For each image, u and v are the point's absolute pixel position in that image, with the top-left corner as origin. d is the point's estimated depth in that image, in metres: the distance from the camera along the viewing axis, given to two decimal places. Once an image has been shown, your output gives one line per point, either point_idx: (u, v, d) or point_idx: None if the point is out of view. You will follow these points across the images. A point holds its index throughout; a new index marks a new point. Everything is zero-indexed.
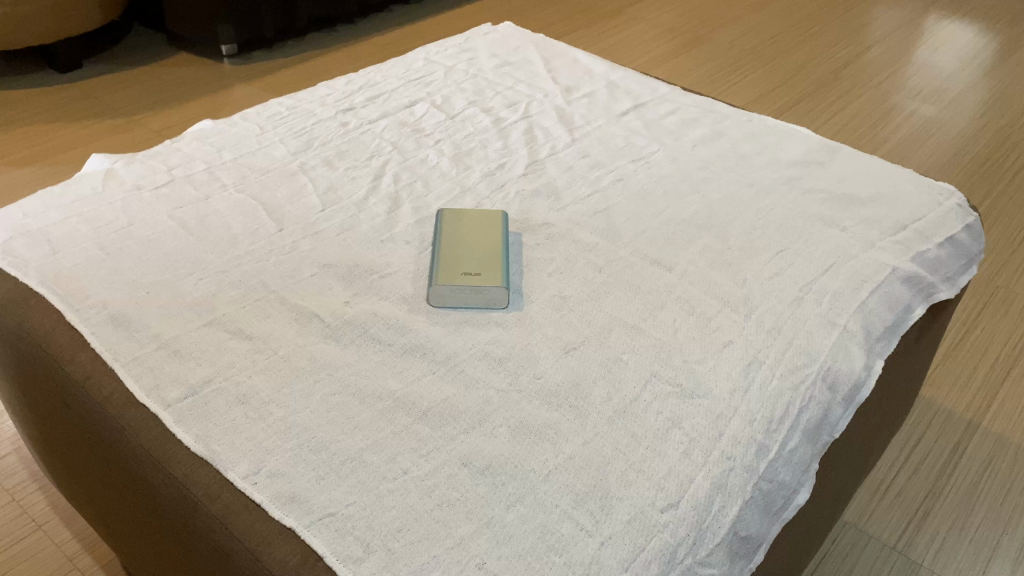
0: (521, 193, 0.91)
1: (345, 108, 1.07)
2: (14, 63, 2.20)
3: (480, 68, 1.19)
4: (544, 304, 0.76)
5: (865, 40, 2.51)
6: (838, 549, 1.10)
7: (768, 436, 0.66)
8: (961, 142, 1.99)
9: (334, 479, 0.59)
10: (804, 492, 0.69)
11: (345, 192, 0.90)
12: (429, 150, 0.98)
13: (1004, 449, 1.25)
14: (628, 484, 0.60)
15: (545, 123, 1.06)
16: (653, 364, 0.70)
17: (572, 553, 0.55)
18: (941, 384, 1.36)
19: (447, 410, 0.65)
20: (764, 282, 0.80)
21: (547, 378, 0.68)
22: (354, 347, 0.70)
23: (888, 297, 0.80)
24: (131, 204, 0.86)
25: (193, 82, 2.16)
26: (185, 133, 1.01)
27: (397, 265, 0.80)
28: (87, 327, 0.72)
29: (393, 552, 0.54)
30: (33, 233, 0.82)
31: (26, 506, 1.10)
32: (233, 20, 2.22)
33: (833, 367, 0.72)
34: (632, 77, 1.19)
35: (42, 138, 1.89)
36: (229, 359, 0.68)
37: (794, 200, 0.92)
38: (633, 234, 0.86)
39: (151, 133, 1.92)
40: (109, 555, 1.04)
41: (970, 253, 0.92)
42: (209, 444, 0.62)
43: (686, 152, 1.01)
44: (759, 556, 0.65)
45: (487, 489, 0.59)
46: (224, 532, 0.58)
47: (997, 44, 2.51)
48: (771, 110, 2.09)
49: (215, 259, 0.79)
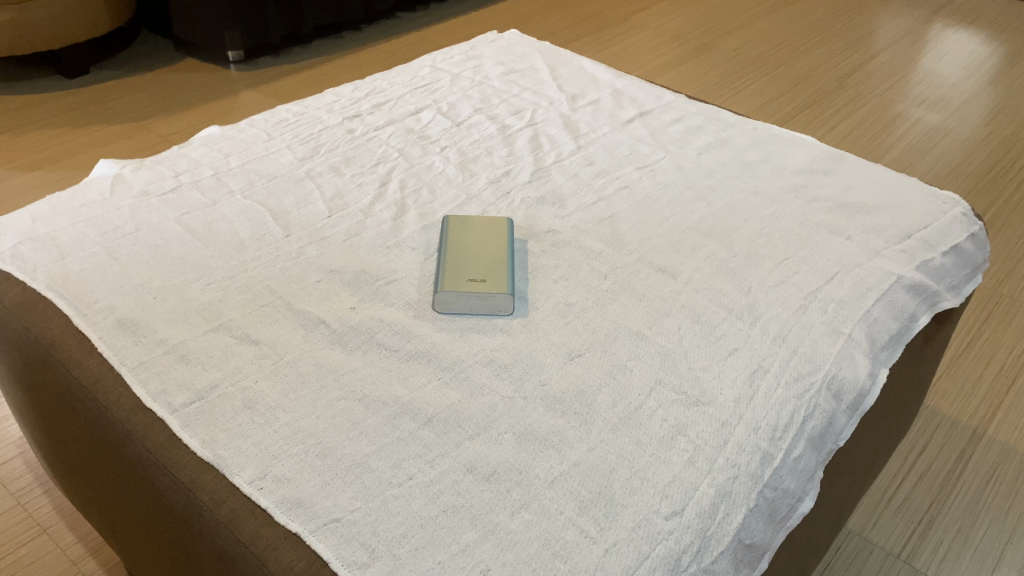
0: (526, 199, 0.92)
1: (351, 115, 1.07)
2: (21, 68, 2.21)
3: (485, 76, 1.20)
4: (549, 311, 0.76)
5: (869, 48, 2.51)
6: (842, 557, 1.10)
7: (774, 444, 0.66)
8: (966, 150, 2.00)
9: (339, 484, 0.59)
10: (808, 500, 0.69)
11: (353, 199, 0.91)
12: (435, 157, 0.99)
13: (1010, 458, 1.25)
14: (633, 492, 0.60)
15: (550, 131, 1.07)
16: (658, 371, 0.70)
17: (577, 560, 0.55)
18: (945, 393, 1.36)
19: (453, 416, 0.65)
20: (769, 289, 0.80)
21: (552, 385, 0.68)
22: (360, 353, 0.70)
23: (892, 306, 0.80)
24: (139, 210, 0.87)
25: (200, 87, 2.17)
26: (193, 138, 1.01)
27: (404, 271, 0.80)
28: (95, 332, 0.72)
29: (398, 558, 0.54)
30: (42, 238, 0.83)
31: (32, 510, 1.11)
32: (239, 25, 2.23)
33: (837, 375, 0.72)
34: (638, 85, 1.20)
35: (49, 142, 1.91)
36: (236, 364, 0.69)
37: (799, 208, 0.92)
38: (639, 241, 0.86)
39: (157, 138, 1.93)
40: (113, 559, 1.04)
41: (975, 262, 0.92)
42: (215, 449, 0.62)
43: (691, 160, 1.01)
44: (763, 564, 0.65)
45: (493, 495, 0.59)
46: (229, 538, 0.59)
47: (1002, 52, 2.52)
48: (775, 118, 2.09)
49: (222, 264, 0.80)
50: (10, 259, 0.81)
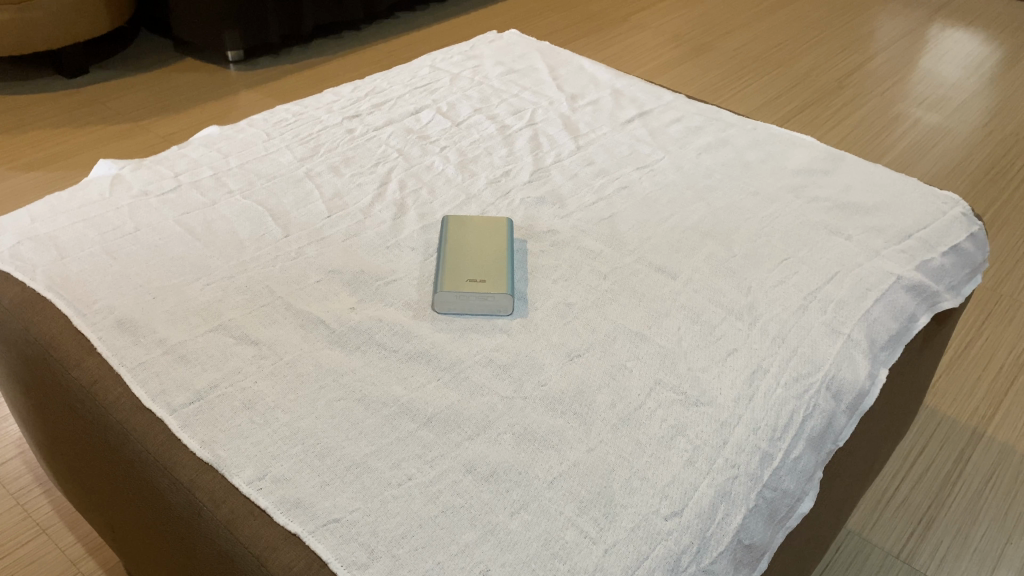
0: (526, 199, 0.92)
1: (351, 115, 1.07)
2: (21, 68, 2.21)
3: (485, 75, 1.20)
4: (549, 311, 0.76)
5: (869, 48, 2.51)
6: (842, 557, 1.10)
7: (773, 445, 0.66)
8: (966, 150, 2.00)
9: (338, 485, 0.59)
10: (808, 500, 0.69)
11: (352, 199, 0.91)
12: (435, 157, 0.99)
13: (1009, 458, 1.25)
14: (633, 492, 0.60)
15: (550, 131, 1.07)
16: (658, 372, 0.70)
17: (576, 560, 0.55)
18: (945, 393, 1.36)
19: (452, 416, 0.65)
20: (769, 289, 0.80)
21: (551, 385, 0.68)
22: (360, 353, 0.70)
23: (891, 306, 0.80)
24: (139, 210, 0.87)
25: (199, 86, 2.17)
26: (193, 138, 1.01)
27: (403, 271, 0.80)
28: (94, 332, 0.72)
29: (398, 558, 0.54)
30: (41, 238, 0.83)
31: (31, 510, 1.11)
32: (239, 25, 2.23)
33: (837, 375, 0.72)
34: (638, 85, 1.20)
35: (49, 142, 1.91)
36: (235, 365, 0.69)
37: (799, 208, 0.92)
38: (638, 242, 0.86)
39: (157, 138, 1.93)
40: (112, 559, 1.04)
41: (975, 262, 0.92)
42: (215, 449, 0.62)
43: (691, 160, 1.01)
44: (762, 564, 0.65)
45: (492, 495, 0.59)
46: (229, 538, 0.59)
47: (1002, 52, 2.52)
48: (775, 118, 2.09)
49: (221, 264, 0.80)
50: (9, 259, 0.81)
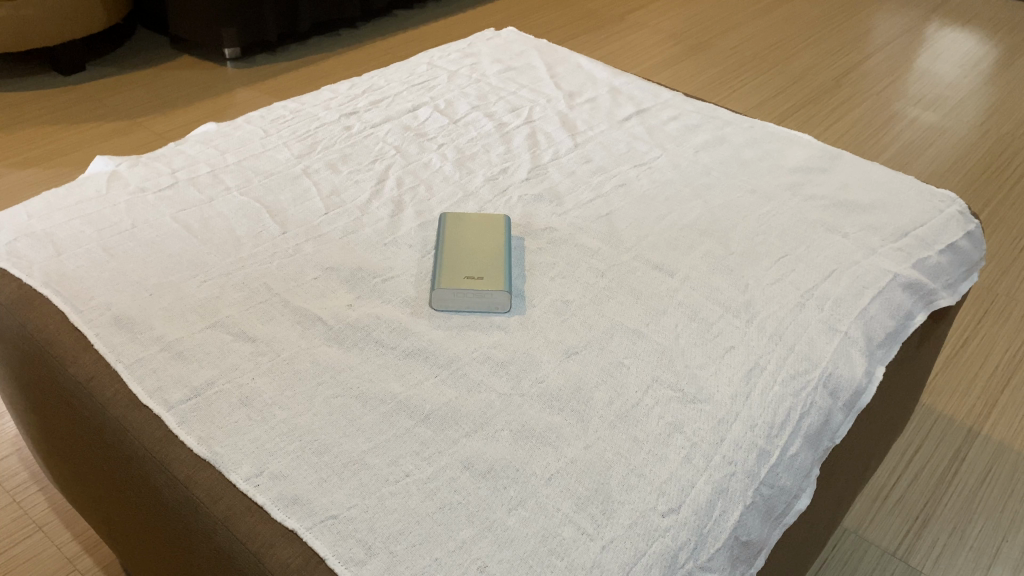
0: (523, 197, 0.92)
1: (349, 112, 1.07)
2: (16, 66, 2.20)
3: (483, 73, 1.20)
4: (546, 308, 0.76)
5: (866, 48, 2.51)
6: (837, 554, 1.11)
7: (770, 442, 0.66)
8: (962, 149, 2.00)
9: (335, 481, 0.59)
10: (805, 497, 0.69)
11: (349, 196, 0.90)
12: (432, 154, 0.99)
13: (1004, 456, 1.26)
14: (630, 489, 0.60)
15: (547, 128, 1.06)
16: (655, 369, 0.70)
17: (573, 556, 0.55)
18: (941, 391, 1.36)
19: (450, 413, 0.65)
20: (766, 287, 0.80)
21: (550, 382, 0.68)
22: (357, 350, 0.70)
23: (888, 303, 0.80)
24: (136, 206, 0.87)
25: (195, 85, 2.16)
26: (190, 135, 1.01)
27: (400, 269, 0.80)
28: (92, 329, 0.72)
29: (395, 555, 0.54)
30: (38, 235, 0.83)
31: (27, 508, 1.10)
32: (237, 24, 2.23)
33: (834, 373, 0.72)
34: (635, 83, 1.20)
35: (44, 141, 1.89)
36: (233, 362, 0.69)
37: (796, 206, 0.92)
38: (635, 240, 0.86)
39: (153, 136, 1.92)
40: (108, 557, 1.04)
41: (972, 260, 0.93)
42: (212, 446, 0.62)
43: (688, 157, 1.01)
44: (758, 561, 0.65)
45: (490, 492, 0.59)
46: (225, 535, 0.59)
47: (998, 51, 2.53)
48: (771, 116, 2.09)
49: (219, 261, 0.80)
50: (6, 255, 0.80)
